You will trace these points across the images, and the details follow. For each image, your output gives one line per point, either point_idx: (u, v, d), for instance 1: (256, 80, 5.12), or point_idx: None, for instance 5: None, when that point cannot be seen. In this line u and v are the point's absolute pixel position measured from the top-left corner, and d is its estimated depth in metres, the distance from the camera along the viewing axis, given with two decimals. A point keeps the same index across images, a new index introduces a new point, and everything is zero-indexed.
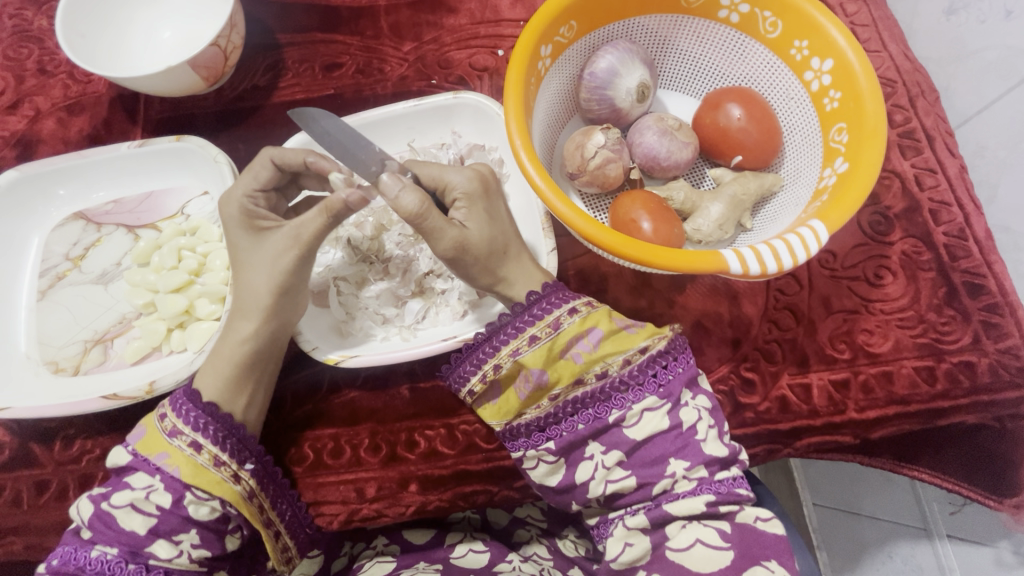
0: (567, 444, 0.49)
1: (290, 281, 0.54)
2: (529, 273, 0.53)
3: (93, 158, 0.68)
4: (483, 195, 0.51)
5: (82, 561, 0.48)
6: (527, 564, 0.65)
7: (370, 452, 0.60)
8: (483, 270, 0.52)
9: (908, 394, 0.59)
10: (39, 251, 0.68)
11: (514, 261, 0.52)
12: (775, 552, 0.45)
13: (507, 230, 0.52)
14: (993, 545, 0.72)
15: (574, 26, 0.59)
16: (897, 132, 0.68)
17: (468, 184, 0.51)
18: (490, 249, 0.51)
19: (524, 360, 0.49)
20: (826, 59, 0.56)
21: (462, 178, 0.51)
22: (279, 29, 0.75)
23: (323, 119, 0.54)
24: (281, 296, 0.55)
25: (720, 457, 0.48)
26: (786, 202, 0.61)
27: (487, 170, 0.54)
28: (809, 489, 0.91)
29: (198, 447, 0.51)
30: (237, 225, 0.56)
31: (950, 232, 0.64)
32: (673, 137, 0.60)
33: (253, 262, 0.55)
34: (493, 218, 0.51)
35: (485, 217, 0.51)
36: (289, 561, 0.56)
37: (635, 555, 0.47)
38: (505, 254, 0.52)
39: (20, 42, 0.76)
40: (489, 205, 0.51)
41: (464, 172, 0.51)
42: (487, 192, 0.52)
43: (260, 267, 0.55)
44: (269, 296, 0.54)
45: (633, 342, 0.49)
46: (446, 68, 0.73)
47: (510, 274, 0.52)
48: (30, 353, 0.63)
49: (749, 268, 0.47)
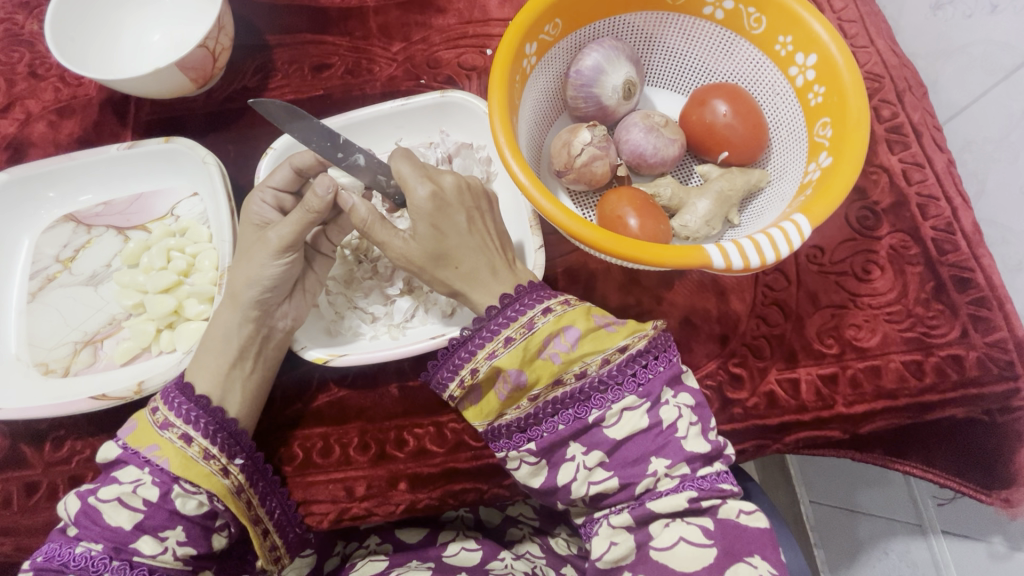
0: (547, 446, 0.49)
1: (281, 282, 0.56)
2: (486, 286, 0.52)
3: (81, 160, 0.68)
4: (433, 213, 0.50)
5: (66, 558, 0.48)
6: (518, 562, 0.64)
7: (359, 450, 0.60)
8: (434, 280, 0.53)
9: (896, 388, 0.59)
10: (29, 253, 0.68)
11: (466, 277, 0.52)
12: (758, 547, 0.45)
13: (464, 242, 0.51)
14: (985, 540, 0.71)
15: (559, 24, 0.59)
16: (884, 127, 0.68)
17: (420, 199, 0.50)
18: (434, 264, 0.51)
19: (501, 363, 0.49)
20: (810, 54, 0.56)
21: (418, 191, 0.50)
22: (269, 30, 0.75)
23: (296, 120, 0.54)
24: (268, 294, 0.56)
25: (702, 453, 0.48)
26: (772, 198, 0.61)
27: (452, 182, 0.52)
28: (806, 487, 0.92)
29: (188, 439, 0.51)
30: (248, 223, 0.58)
31: (938, 226, 0.64)
32: (659, 134, 0.60)
33: (242, 254, 0.57)
34: (442, 233, 0.51)
35: (432, 231, 0.50)
36: (277, 561, 0.56)
37: (620, 554, 0.48)
38: (455, 268, 0.51)
39: (12, 46, 0.76)
40: (438, 219, 0.50)
41: (422, 185, 0.50)
42: (441, 207, 0.51)
43: (245, 261, 0.56)
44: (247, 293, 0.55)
45: (611, 340, 0.49)
46: (434, 68, 0.73)
47: (464, 287, 0.52)
48: (20, 355, 0.63)
49: (732, 263, 0.47)
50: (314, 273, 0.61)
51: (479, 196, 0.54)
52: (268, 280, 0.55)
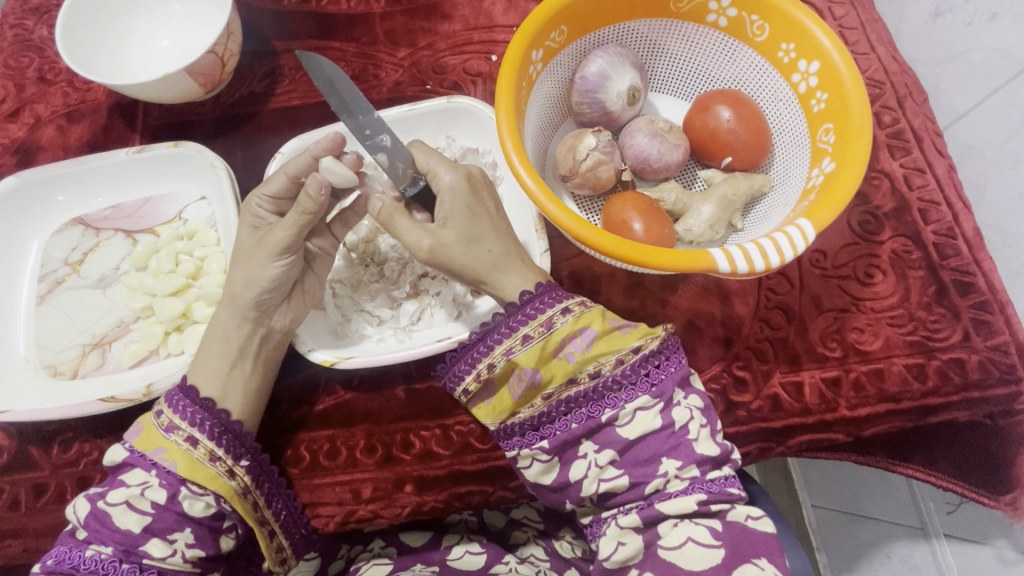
0: (560, 443, 0.49)
1: (279, 284, 0.56)
2: (520, 269, 0.53)
3: (91, 164, 0.68)
4: (468, 193, 0.52)
5: (76, 561, 0.48)
6: (523, 565, 0.65)
7: (366, 453, 0.60)
8: (465, 268, 0.52)
9: (898, 391, 0.60)
10: (38, 256, 0.69)
11: (499, 259, 0.52)
12: (765, 550, 0.46)
13: (495, 226, 0.53)
14: (991, 544, 0.71)
15: (564, 31, 0.60)
16: (885, 133, 0.69)
17: (452, 181, 0.52)
18: (469, 247, 0.51)
19: (518, 359, 0.49)
20: (813, 61, 0.57)
21: (448, 175, 0.52)
22: (277, 36, 0.76)
23: (340, 83, 0.54)
24: (268, 294, 0.56)
25: (712, 456, 0.48)
26: (776, 202, 0.62)
27: (476, 169, 0.55)
28: (807, 490, 0.94)
29: (194, 442, 0.52)
30: (244, 224, 0.59)
31: (939, 231, 0.64)
32: (664, 139, 0.61)
33: (240, 256, 0.58)
34: (476, 215, 0.52)
35: (466, 213, 0.52)
36: (283, 562, 0.57)
37: (628, 554, 0.48)
38: (489, 250, 0.52)
39: (22, 51, 0.77)
40: (472, 201, 0.52)
41: (451, 170, 0.52)
42: (472, 190, 0.53)
43: (246, 263, 0.56)
44: (243, 290, 0.56)
45: (626, 341, 0.50)
46: (440, 73, 0.74)
47: (495, 271, 0.52)
48: (29, 357, 0.64)
49: (737, 267, 0.48)
50: (313, 273, 0.61)
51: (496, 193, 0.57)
52: (266, 281, 0.56)
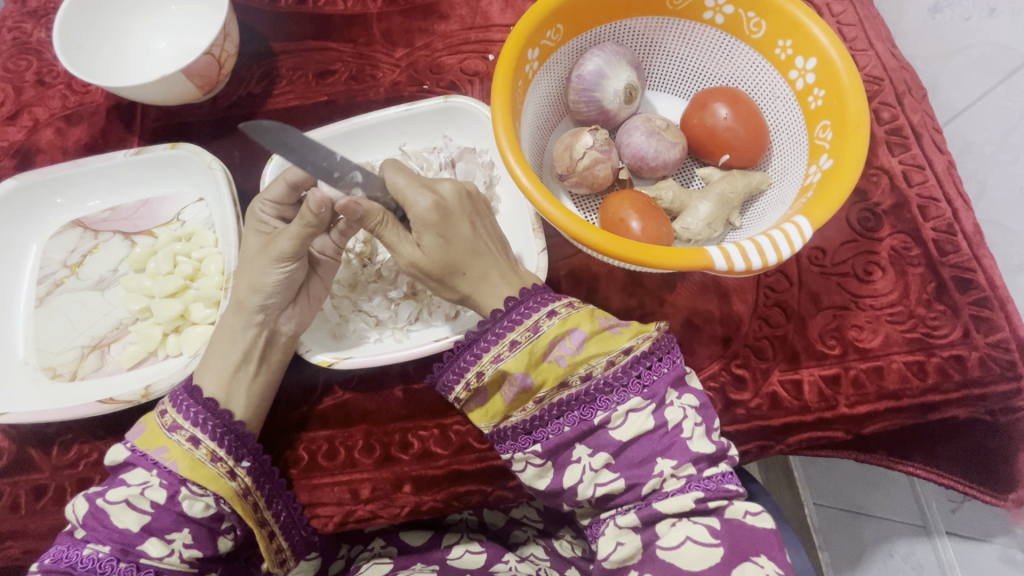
0: (553, 447, 0.49)
1: (285, 289, 0.57)
2: (494, 289, 0.52)
3: (88, 166, 0.69)
4: (440, 221, 0.50)
5: (73, 560, 0.48)
6: (523, 564, 0.64)
7: (364, 453, 0.60)
8: (443, 285, 0.53)
9: (898, 389, 0.59)
10: (37, 258, 0.69)
11: (475, 281, 0.52)
12: (764, 547, 0.46)
13: (470, 248, 0.52)
14: (991, 542, 0.71)
15: (560, 29, 0.59)
16: (884, 129, 0.68)
17: (423, 210, 0.50)
18: (444, 271, 0.52)
19: (506, 366, 0.49)
20: (809, 58, 0.57)
21: (419, 203, 0.50)
22: (275, 37, 0.76)
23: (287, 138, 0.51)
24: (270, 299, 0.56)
25: (707, 453, 0.48)
26: (773, 200, 0.62)
27: (452, 189, 0.52)
28: (809, 488, 0.93)
29: (197, 442, 0.52)
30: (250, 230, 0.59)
31: (939, 227, 0.64)
32: (660, 137, 0.61)
33: (246, 261, 0.58)
34: (449, 242, 0.51)
35: (439, 241, 0.51)
36: (282, 563, 0.57)
37: (626, 554, 0.48)
38: (464, 274, 0.52)
39: (19, 54, 0.77)
40: (444, 229, 0.50)
41: (424, 196, 0.50)
42: (445, 216, 0.51)
43: (251, 267, 0.57)
44: (247, 294, 0.56)
45: (616, 342, 0.49)
46: (437, 73, 0.74)
47: (472, 291, 0.53)
48: (28, 360, 0.64)
49: (734, 264, 0.48)
50: (319, 278, 0.61)
51: (480, 203, 0.54)
52: (269, 287, 0.56)
